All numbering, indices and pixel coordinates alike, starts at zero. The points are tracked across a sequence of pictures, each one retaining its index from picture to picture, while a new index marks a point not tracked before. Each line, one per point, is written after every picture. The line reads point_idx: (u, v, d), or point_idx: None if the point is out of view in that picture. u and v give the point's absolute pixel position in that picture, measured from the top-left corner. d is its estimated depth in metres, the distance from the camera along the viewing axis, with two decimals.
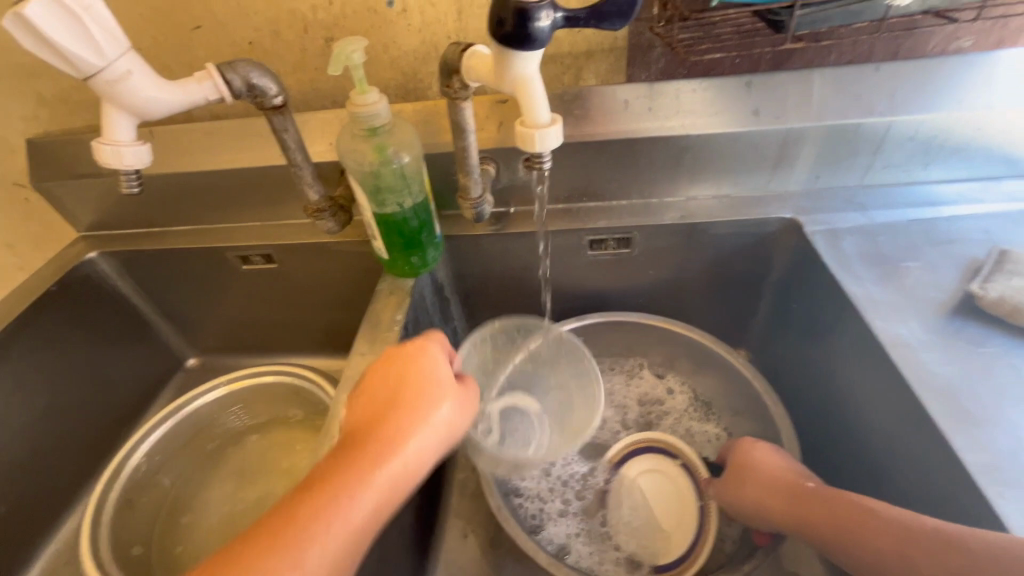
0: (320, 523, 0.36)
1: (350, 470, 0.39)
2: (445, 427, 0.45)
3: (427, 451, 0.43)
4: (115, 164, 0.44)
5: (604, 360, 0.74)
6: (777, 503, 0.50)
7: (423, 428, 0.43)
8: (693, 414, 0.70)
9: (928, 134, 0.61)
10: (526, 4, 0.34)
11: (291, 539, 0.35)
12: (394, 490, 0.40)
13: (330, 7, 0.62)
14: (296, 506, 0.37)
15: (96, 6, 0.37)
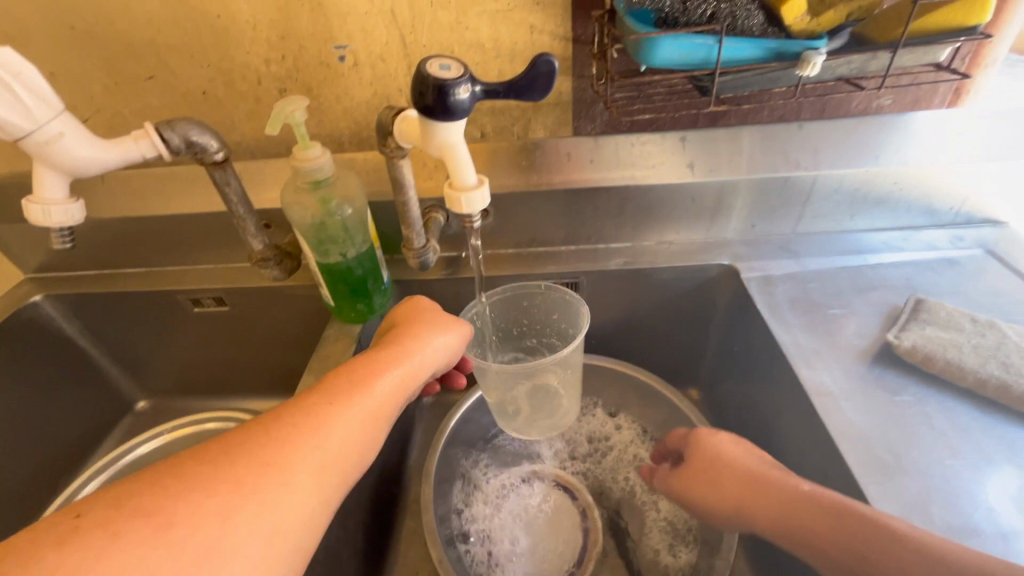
0: (355, 389, 0.42)
1: (378, 358, 0.46)
2: (456, 346, 0.52)
3: (440, 359, 0.50)
4: (45, 222, 0.45)
5: None
6: (750, 502, 0.46)
7: (439, 339, 0.50)
8: (642, 449, 0.69)
9: (850, 187, 0.64)
10: (444, 81, 0.36)
11: (334, 399, 0.40)
12: (412, 382, 0.47)
13: (281, 61, 0.63)
14: (335, 380, 0.42)
15: (28, 72, 0.39)
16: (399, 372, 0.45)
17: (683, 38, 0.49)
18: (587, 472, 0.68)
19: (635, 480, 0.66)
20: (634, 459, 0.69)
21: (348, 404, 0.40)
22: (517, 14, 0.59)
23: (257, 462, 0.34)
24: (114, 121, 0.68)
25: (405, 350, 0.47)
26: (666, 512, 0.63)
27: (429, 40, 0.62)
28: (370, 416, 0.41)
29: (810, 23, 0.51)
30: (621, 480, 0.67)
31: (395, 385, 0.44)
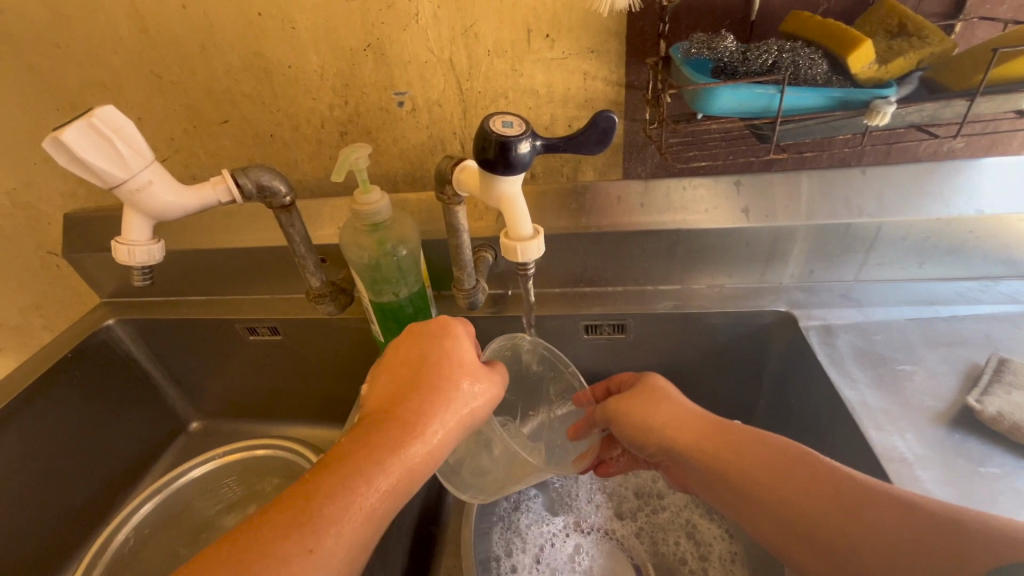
0: (340, 517, 0.39)
1: (369, 455, 0.42)
2: (468, 419, 0.47)
3: (448, 443, 0.46)
4: (129, 261, 0.49)
5: None
6: (678, 433, 0.49)
7: (446, 424, 0.45)
8: (694, 508, 0.65)
9: (919, 235, 0.61)
10: (506, 138, 0.37)
11: (316, 543, 0.37)
12: (413, 487, 0.43)
13: (344, 106, 0.67)
14: (323, 508, 0.39)
15: (127, 127, 0.42)
16: (397, 487, 0.42)
17: (743, 88, 0.49)
18: (637, 534, 0.64)
19: (688, 550, 0.62)
20: (685, 522, 0.64)
21: (337, 548, 0.38)
22: (571, 62, 0.61)
23: None
24: (189, 160, 0.73)
25: (405, 443, 0.43)
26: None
27: (485, 86, 0.64)
28: (364, 539, 0.40)
29: (879, 72, 0.50)
30: (671, 548, 0.62)
31: (392, 500, 0.42)
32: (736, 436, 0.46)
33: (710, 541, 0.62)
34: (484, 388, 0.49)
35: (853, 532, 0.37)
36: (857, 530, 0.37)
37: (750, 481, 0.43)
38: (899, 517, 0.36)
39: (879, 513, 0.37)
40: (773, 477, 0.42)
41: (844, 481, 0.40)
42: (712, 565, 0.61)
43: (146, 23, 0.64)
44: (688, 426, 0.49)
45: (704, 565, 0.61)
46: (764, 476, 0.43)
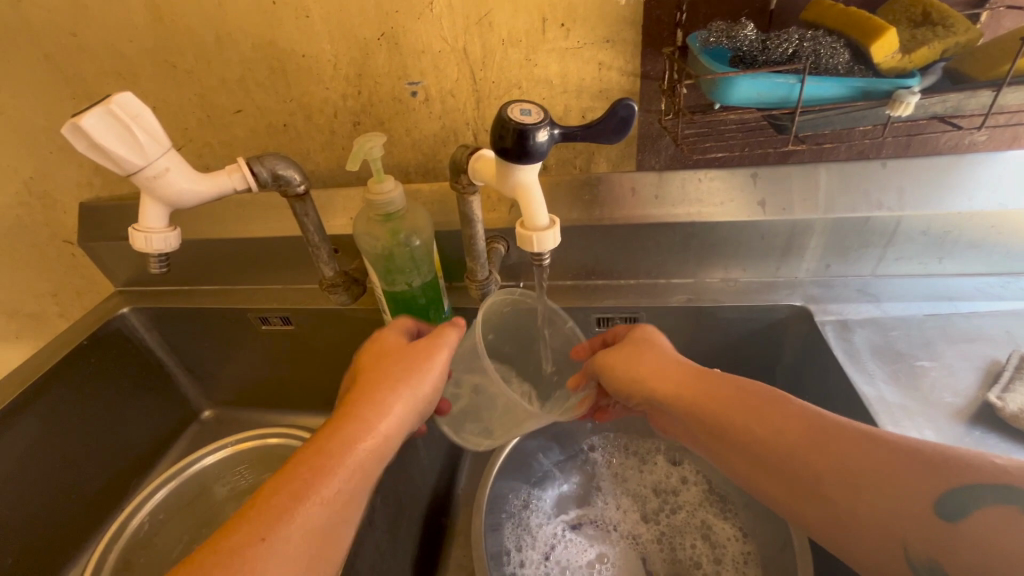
0: (296, 507, 0.40)
1: (324, 448, 0.43)
2: (416, 398, 0.48)
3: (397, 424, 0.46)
4: (145, 248, 0.49)
5: (623, 438, 0.71)
6: (662, 383, 0.51)
7: (392, 408, 0.46)
8: (709, 507, 0.64)
9: (940, 230, 0.60)
10: (524, 126, 0.37)
11: (268, 532, 0.38)
12: (365, 471, 0.44)
13: (357, 96, 0.67)
14: (275, 499, 0.40)
15: (145, 114, 0.42)
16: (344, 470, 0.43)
17: (764, 77, 0.48)
18: (659, 540, 0.63)
19: (702, 553, 0.61)
20: (701, 524, 0.63)
21: (291, 535, 0.39)
22: (587, 52, 0.60)
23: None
24: (203, 149, 0.74)
25: (357, 430, 0.45)
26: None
27: (498, 76, 0.63)
28: (323, 525, 0.40)
29: (902, 61, 0.49)
30: (686, 551, 0.62)
31: (344, 485, 0.42)
32: (712, 387, 0.49)
33: (724, 543, 0.61)
34: (430, 365, 0.49)
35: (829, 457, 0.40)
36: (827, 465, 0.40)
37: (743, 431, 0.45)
38: (871, 455, 0.39)
39: (851, 449, 0.40)
40: (745, 420, 0.46)
41: (817, 421, 0.43)
42: (726, 568, 0.59)
43: (161, 11, 0.64)
44: (672, 376, 0.50)
45: (718, 568, 0.60)
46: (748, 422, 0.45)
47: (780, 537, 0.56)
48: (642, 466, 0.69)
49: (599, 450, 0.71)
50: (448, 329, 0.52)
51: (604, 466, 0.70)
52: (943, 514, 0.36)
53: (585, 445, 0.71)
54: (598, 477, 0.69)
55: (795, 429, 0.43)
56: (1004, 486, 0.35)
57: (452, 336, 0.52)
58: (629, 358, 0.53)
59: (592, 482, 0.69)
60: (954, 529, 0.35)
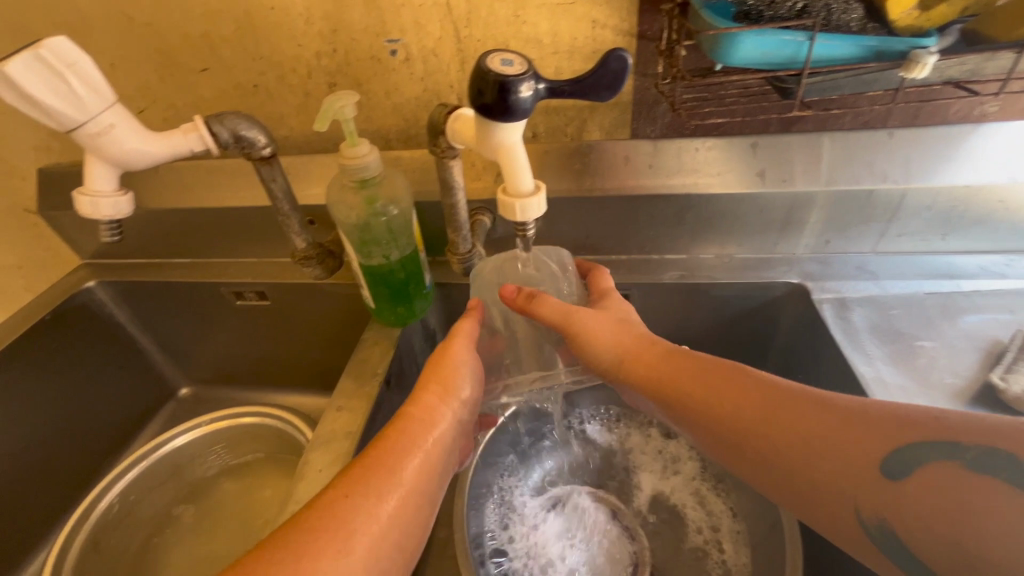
0: (400, 467, 0.40)
1: (411, 418, 0.44)
2: (454, 385, 0.48)
3: (449, 412, 0.46)
4: (94, 213, 0.45)
5: (615, 409, 0.68)
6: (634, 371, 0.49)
7: (440, 396, 0.46)
8: (705, 480, 0.61)
9: (945, 205, 0.57)
10: (506, 77, 0.33)
11: (352, 491, 0.37)
12: (432, 454, 0.43)
13: (333, 54, 0.62)
14: (355, 471, 0.39)
15: (81, 62, 0.38)
16: (413, 442, 0.42)
17: (769, 34, 0.44)
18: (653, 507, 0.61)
19: (701, 519, 0.59)
20: (698, 494, 0.61)
21: (374, 501, 0.38)
22: (579, 8, 0.55)
23: (320, 539, 0.34)
24: (168, 112, 0.69)
25: (439, 407, 0.46)
26: (732, 567, 0.54)
27: (484, 34, 0.58)
28: (396, 499, 0.38)
29: (920, 19, 0.45)
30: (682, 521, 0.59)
31: (410, 463, 0.41)
32: (686, 376, 0.46)
33: (722, 513, 0.59)
34: (457, 346, 0.50)
35: (785, 449, 0.39)
36: (774, 433, 0.40)
37: (715, 413, 0.43)
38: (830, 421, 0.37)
39: (804, 415, 0.39)
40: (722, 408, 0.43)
41: (774, 391, 0.41)
42: (723, 537, 0.57)
43: None
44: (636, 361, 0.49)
45: (716, 537, 0.57)
46: (725, 401, 0.43)
47: (768, 518, 0.54)
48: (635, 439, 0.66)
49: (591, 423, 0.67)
50: (465, 319, 0.52)
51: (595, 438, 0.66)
52: (888, 472, 0.34)
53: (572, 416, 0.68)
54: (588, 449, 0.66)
55: (751, 401, 0.42)
56: (941, 441, 0.33)
57: (469, 321, 0.52)
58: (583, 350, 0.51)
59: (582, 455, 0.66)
60: (901, 488, 0.33)
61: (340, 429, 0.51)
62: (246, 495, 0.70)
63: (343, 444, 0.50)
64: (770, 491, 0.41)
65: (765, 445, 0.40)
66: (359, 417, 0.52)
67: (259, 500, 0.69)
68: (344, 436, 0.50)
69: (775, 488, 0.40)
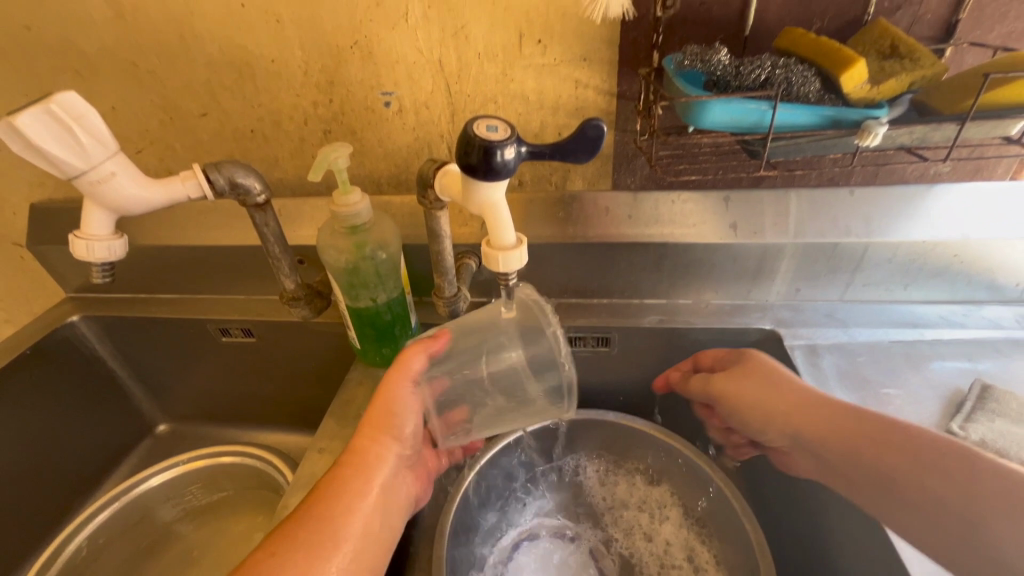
0: (338, 516, 0.41)
1: (354, 463, 0.45)
2: (398, 426, 0.48)
3: (391, 457, 0.46)
4: (88, 256, 0.46)
5: (607, 457, 0.67)
6: (804, 421, 0.51)
7: (384, 441, 0.47)
8: (691, 530, 0.62)
9: (905, 258, 0.61)
10: (490, 143, 0.36)
11: (279, 548, 0.39)
12: (374, 500, 0.44)
13: (328, 104, 0.65)
14: (287, 526, 0.40)
15: (89, 116, 0.40)
16: (352, 493, 0.43)
17: (736, 102, 0.48)
18: (640, 555, 0.62)
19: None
20: (685, 544, 0.62)
21: (306, 553, 0.39)
22: (563, 69, 0.60)
23: None
24: (164, 153, 0.71)
25: (384, 450, 0.46)
26: None
27: (474, 90, 0.62)
28: (336, 545, 0.40)
29: (871, 91, 0.49)
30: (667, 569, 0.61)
31: (353, 509, 0.42)
32: (833, 422, 0.49)
33: (706, 565, 0.59)
34: (402, 392, 0.48)
35: (930, 484, 0.42)
36: (932, 494, 0.42)
37: (857, 456, 0.47)
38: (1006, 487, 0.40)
39: (985, 476, 0.41)
40: (875, 463, 0.46)
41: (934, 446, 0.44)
42: None
43: (122, 8, 0.61)
44: (802, 412, 0.51)
45: None
46: (866, 452, 0.46)
47: (748, 566, 0.55)
48: (623, 485, 0.67)
49: (588, 468, 0.68)
50: (411, 351, 0.50)
51: (587, 481, 0.67)
52: None
53: (560, 458, 0.68)
54: (580, 492, 0.67)
55: (878, 449, 0.46)
56: None
57: (415, 355, 0.49)
58: (735, 387, 0.57)
59: (575, 497, 0.67)
60: None
61: (321, 471, 0.51)
62: (220, 540, 0.68)
63: None
64: (919, 536, 0.43)
65: (935, 496, 0.42)
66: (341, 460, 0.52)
67: (235, 543, 0.68)
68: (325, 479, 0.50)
69: (900, 512, 0.44)
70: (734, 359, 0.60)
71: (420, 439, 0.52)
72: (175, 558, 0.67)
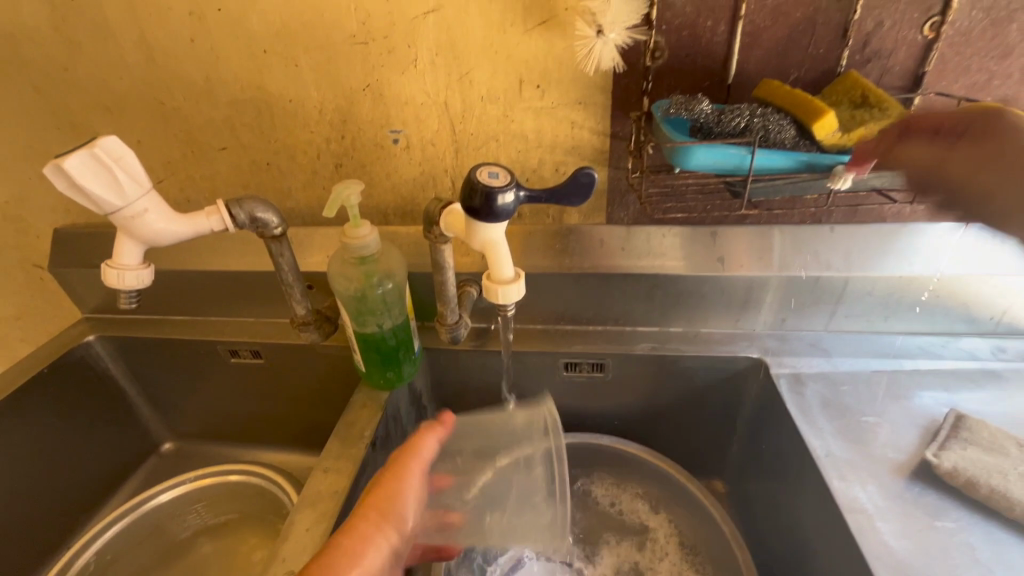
0: None
1: (347, 544, 0.44)
2: (400, 514, 0.47)
3: (383, 547, 0.45)
4: (117, 284, 0.50)
5: (608, 479, 0.71)
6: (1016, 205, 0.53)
7: (383, 526, 0.46)
8: (686, 556, 0.63)
9: (884, 291, 0.64)
10: (490, 189, 0.40)
11: None
12: None
13: (340, 140, 0.69)
14: None
15: (128, 157, 0.44)
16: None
17: (717, 148, 0.52)
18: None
19: None
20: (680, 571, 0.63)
21: None
22: (560, 111, 0.64)
23: None
24: (185, 183, 0.75)
25: (381, 537, 0.45)
26: None
27: (476, 129, 0.67)
28: None
29: (843, 139, 0.52)
30: None
31: None
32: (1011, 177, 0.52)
33: None
34: (410, 479, 0.48)
35: None
36: None
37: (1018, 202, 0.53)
38: None
39: None
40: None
41: None
42: None
43: (153, 52, 0.66)
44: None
45: None
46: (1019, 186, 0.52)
47: None
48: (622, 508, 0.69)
49: (590, 489, 0.71)
50: (425, 433, 0.51)
51: (588, 502, 0.70)
52: None
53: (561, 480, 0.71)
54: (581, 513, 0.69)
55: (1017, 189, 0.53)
56: None
57: (429, 441, 0.51)
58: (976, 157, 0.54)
59: (577, 518, 0.69)
60: None
61: (325, 490, 0.53)
62: (222, 558, 0.70)
63: (328, 505, 0.52)
64: None
65: None
66: (345, 479, 0.54)
67: (237, 561, 0.69)
68: (329, 497, 0.53)
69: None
70: (983, 135, 0.53)
71: (417, 530, 0.50)
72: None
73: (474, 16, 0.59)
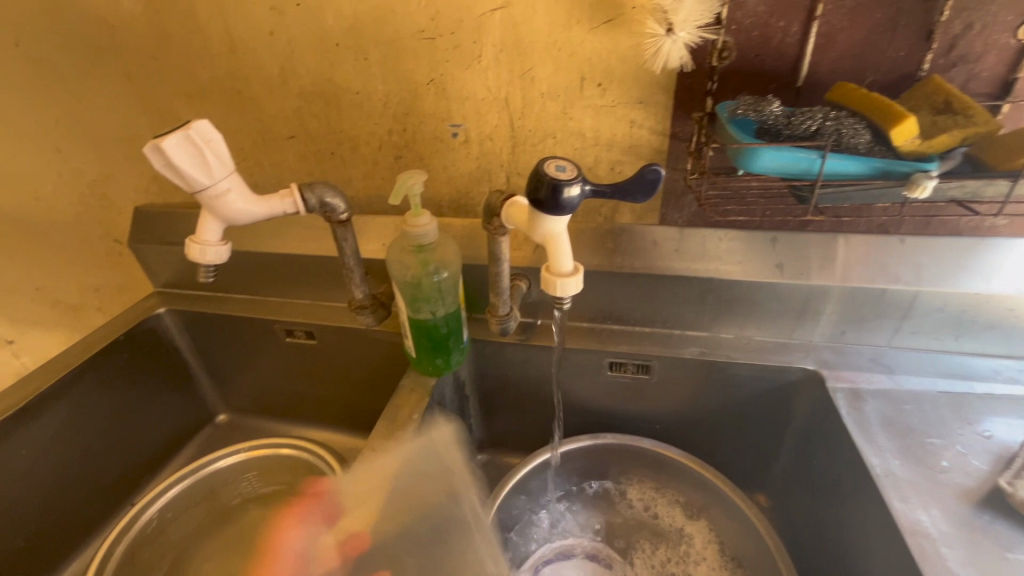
0: None
1: None
2: None
3: None
4: (199, 258, 0.53)
5: (646, 482, 0.70)
6: None
7: None
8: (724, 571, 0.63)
9: (956, 309, 0.61)
10: (558, 181, 0.41)
11: None
12: None
13: (402, 132, 0.71)
14: None
15: (217, 140, 0.47)
16: None
17: (786, 150, 0.51)
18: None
19: None
20: None
21: None
22: (620, 110, 0.64)
23: None
24: (254, 169, 0.79)
25: None
26: None
27: (535, 126, 0.67)
28: None
29: (922, 146, 0.51)
30: None
31: None
32: None
33: None
34: None
35: None
36: None
37: None
38: None
39: None
40: None
41: None
42: None
43: (235, 44, 0.70)
44: None
45: None
46: None
47: None
48: (657, 510, 0.69)
49: (626, 491, 0.71)
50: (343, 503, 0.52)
51: (623, 500, 0.71)
52: None
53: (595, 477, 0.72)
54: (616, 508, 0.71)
55: None
56: None
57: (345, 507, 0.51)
58: None
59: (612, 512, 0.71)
60: None
61: None
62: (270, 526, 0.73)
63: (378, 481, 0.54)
64: None
65: None
66: None
67: None
68: None
69: None
70: None
71: None
72: (230, 539, 0.72)
73: (541, 13, 0.60)
